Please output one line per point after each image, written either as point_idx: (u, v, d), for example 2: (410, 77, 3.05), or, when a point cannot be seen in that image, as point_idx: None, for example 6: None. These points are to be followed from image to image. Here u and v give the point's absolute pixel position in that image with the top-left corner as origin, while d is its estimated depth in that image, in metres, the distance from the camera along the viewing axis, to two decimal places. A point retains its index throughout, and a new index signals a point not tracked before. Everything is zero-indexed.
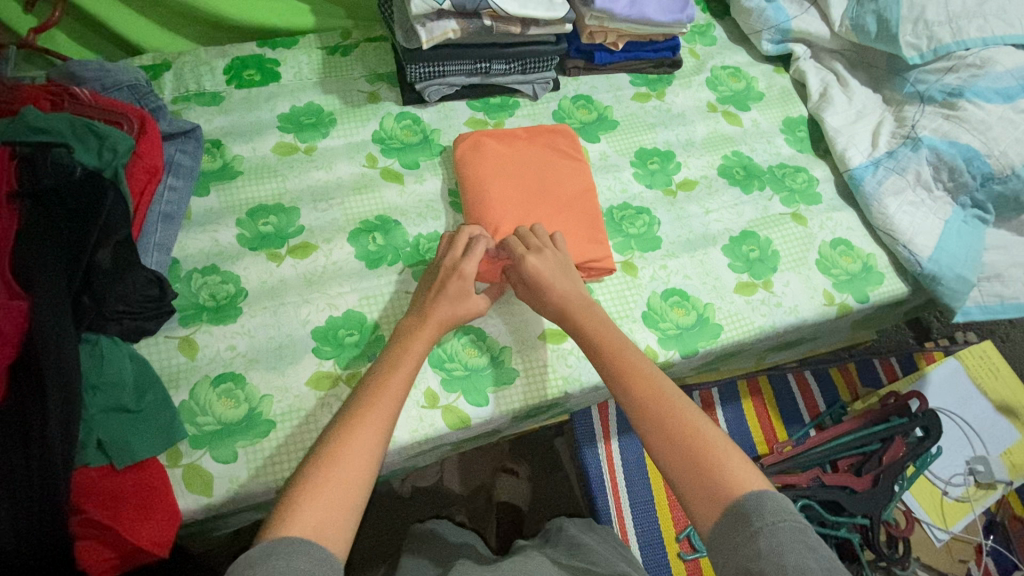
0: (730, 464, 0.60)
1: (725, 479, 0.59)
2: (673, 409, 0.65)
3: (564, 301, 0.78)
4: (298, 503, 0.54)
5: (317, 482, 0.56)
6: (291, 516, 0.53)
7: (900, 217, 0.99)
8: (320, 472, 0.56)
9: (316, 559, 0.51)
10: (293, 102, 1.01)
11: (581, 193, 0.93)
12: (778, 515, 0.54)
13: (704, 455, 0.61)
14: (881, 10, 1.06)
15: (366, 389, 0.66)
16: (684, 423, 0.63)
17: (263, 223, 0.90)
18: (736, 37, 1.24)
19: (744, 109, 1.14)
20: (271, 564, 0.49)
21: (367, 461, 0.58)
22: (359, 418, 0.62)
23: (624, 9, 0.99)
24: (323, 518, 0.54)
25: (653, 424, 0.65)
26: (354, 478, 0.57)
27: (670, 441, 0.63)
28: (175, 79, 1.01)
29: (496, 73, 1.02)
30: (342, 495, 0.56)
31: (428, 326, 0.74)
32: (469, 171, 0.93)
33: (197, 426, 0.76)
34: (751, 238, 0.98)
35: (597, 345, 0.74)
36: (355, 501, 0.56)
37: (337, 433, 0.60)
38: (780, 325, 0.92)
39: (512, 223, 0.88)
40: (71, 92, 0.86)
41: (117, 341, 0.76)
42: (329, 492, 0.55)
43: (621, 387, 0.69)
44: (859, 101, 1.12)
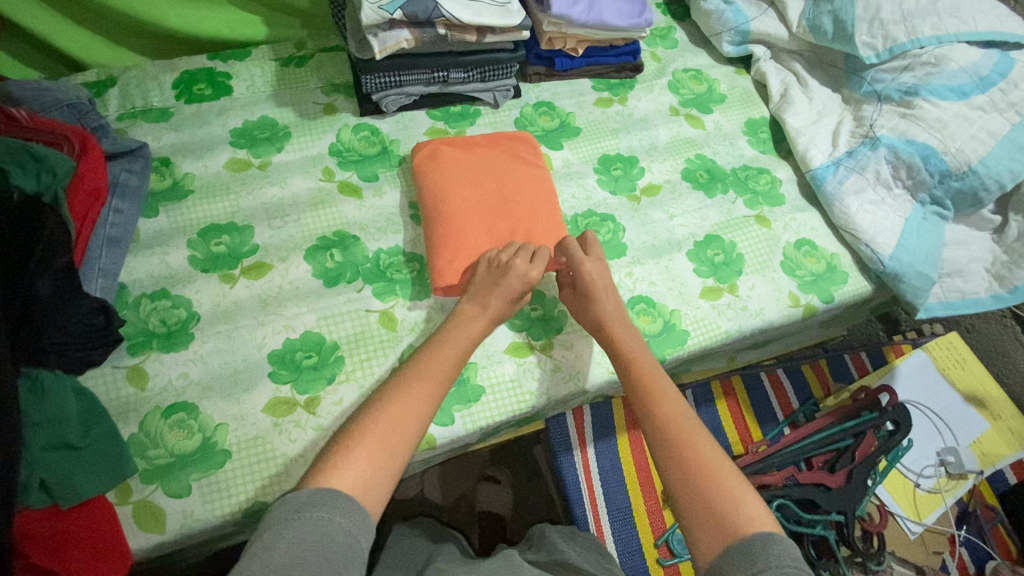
0: (740, 500, 0.61)
1: (733, 516, 0.59)
2: (691, 437, 0.66)
3: (605, 319, 0.80)
4: (346, 459, 0.60)
5: (361, 444, 0.61)
6: (336, 468, 0.59)
7: (861, 216, 0.99)
8: (362, 434, 0.62)
9: (351, 518, 0.56)
10: (245, 116, 0.98)
11: (544, 201, 0.92)
12: (783, 559, 0.55)
13: (715, 487, 0.62)
14: (836, 10, 1.07)
15: (415, 364, 0.70)
16: (695, 451, 0.65)
17: (215, 243, 0.87)
18: (698, 39, 1.24)
19: (706, 112, 1.13)
20: (313, 514, 0.55)
21: (409, 427, 0.64)
22: (406, 389, 0.67)
23: (581, 14, 0.98)
24: (365, 478, 0.59)
25: (670, 449, 0.66)
26: (399, 446, 0.62)
27: (684, 469, 0.64)
28: (121, 95, 0.97)
29: (454, 81, 1.00)
30: (383, 462, 0.61)
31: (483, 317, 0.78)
32: (428, 179, 0.91)
33: (148, 460, 0.73)
34: (715, 242, 0.98)
35: (627, 366, 0.76)
36: (392, 464, 0.61)
37: (390, 402, 0.65)
38: (747, 328, 0.92)
39: (467, 236, 0.86)
40: (5, 113, 0.81)
41: (61, 375, 0.72)
42: (367, 454, 0.60)
43: (646, 408, 0.71)
44: (819, 102, 1.12)
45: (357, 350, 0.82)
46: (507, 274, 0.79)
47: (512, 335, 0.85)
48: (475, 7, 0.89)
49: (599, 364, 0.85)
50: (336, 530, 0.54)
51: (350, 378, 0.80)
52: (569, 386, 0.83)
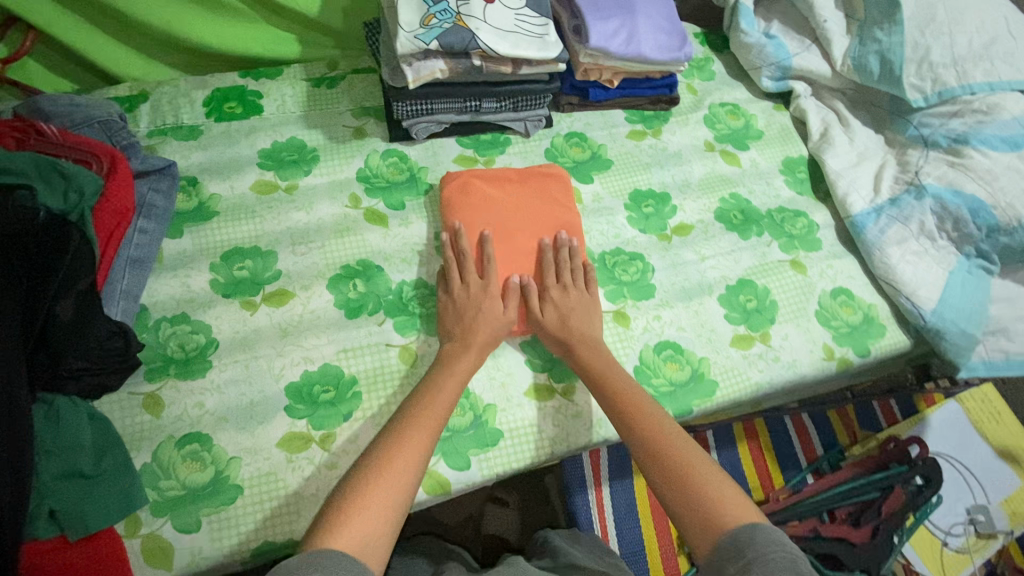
0: (725, 500, 0.60)
1: (718, 514, 0.59)
2: (673, 449, 0.66)
3: (575, 341, 0.80)
4: (352, 509, 0.58)
5: (366, 494, 0.59)
6: (340, 521, 0.57)
7: (903, 267, 0.95)
8: (366, 484, 0.60)
9: (352, 570, 0.52)
10: (274, 137, 0.97)
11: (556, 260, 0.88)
12: (770, 545, 0.54)
13: (700, 490, 0.61)
14: (884, 51, 1.04)
15: (412, 409, 0.69)
16: (681, 460, 0.64)
17: (238, 267, 0.86)
18: (736, 71, 1.21)
19: (742, 148, 1.10)
20: (331, 569, 0.51)
21: (410, 474, 0.62)
22: (405, 437, 0.65)
23: (620, 47, 0.95)
24: (367, 529, 0.57)
25: (655, 461, 0.65)
26: (399, 493, 0.60)
27: (669, 478, 0.63)
28: (152, 111, 0.96)
29: (487, 110, 0.98)
30: (381, 517, 0.58)
31: (472, 341, 0.78)
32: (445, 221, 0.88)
33: (158, 492, 0.71)
34: (748, 287, 0.95)
35: (605, 388, 0.75)
36: (394, 512, 0.59)
37: (384, 450, 0.63)
38: (778, 381, 0.88)
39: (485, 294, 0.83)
40: (36, 129, 0.81)
41: (76, 401, 0.72)
42: (372, 506, 0.58)
43: (626, 429, 0.70)
44: (861, 143, 1.09)
45: (374, 387, 0.80)
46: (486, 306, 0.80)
47: (533, 377, 0.83)
48: (512, 39, 0.87)
49: None
50: None
51: (366, 416, 0.78)
52: (591, 434, 0.80)
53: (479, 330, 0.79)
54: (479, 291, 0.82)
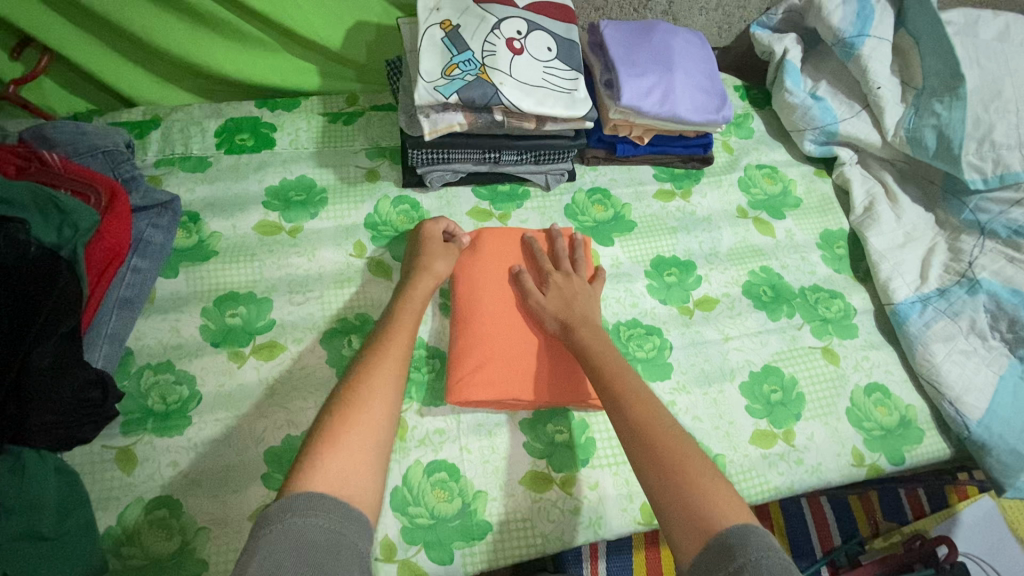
0: (714, 492, 0.53)
1: (706, 509, 0.52)
2: (660, 433, 0.59)
3: (575, 319, 0.77)
4: (327, 453, 0.55)
5: (339, 439, 0.56)
6: (315, 464, 0.53)
7: (948, 368, 0.87)
8: (338, 429, 0.57)
9: (334, 517, 0.49)
10: (283, 174, 0.93)
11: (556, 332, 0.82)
12: (763, 551, 0.47)
13: (685, 479, 0.54)
14: (943, 126, 0.96)
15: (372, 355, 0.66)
16: (671, 443, 0.58)
17: (230, 314, 0.81)
18: (776, 131, 1.14)
19: (778, 217, 1.03)
20: (287, 521, 0.48)
21: (383, 416, 0.60)
22: (372, 375, 0.63)
23: (653, 106, 0.89)
24: (345, 470, 0.54)
25: (641, 445, 0.59)
26: (374, 430, 0.58)
27: (654, 466, 0.56)
28: (162, 139, 0.93)
29: (506, 162, 0.93)
30: (366, 449, 0.57)
31: (425, 276, 0.80)
32: (435, 248, 0.84)
33: (121, 559, 0.67)
34: (773, 375, 0.87)
35: (599, 365, 0.70)
36: (372, 451, 0.57)
37: (354, 391, 0.61)
38: (799, 486, 0.80)
39: (497, 364, 0.78)
40: (39, 157, 0.79)
41: (43, 454, 0.68)
42: (350, 450, 0.55)
43: (614, 409, 0.64)
44: (908, 222, 1.01)
45: None
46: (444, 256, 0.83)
47: (530, 464, 0.76)
48: (537, 94, 0.82)
49: (624, 510, 0.75)
50: (314, 530, 0.48)
51: None
52: (587, 533, 0.74)
53: (433, 271, 0.81)
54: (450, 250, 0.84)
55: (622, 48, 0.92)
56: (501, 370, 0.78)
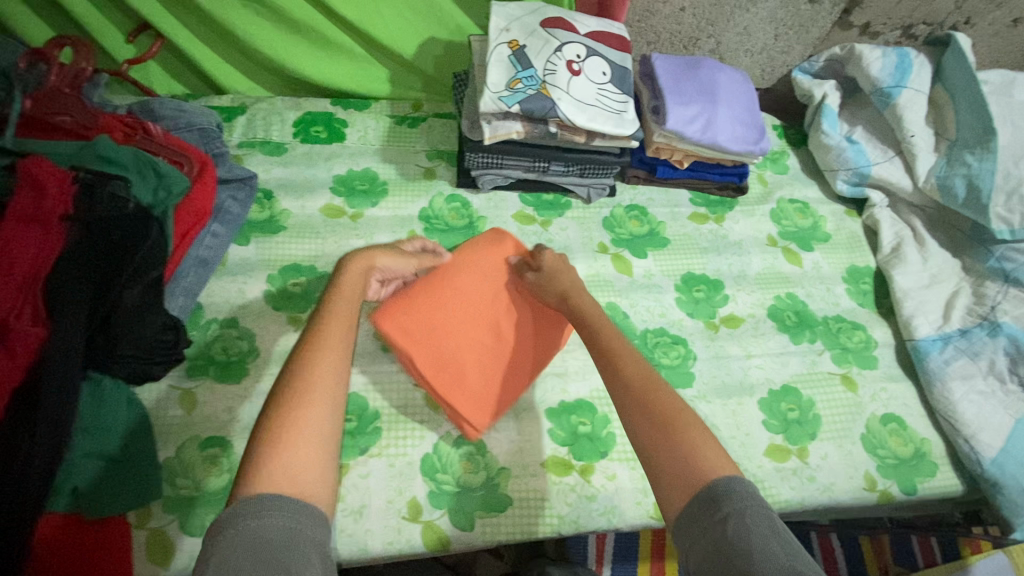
0: (704, 448, 0.55)
1: (699, 464, 0.54)
2: (659, 393, 0.60)
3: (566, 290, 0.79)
4: (270, 455, 0.51)
5: (283, 440, 0.52)
6: (259, 467, 0.50)
7: (965, 406, 0.89)
8: (279, 427, 0.53)
9: (288, 514, 0.47)
10: (351, 165, 1.02)
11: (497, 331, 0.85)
12: (746, 498, 0.50)
13: (680, 439, 0.56)
14: (972, 176, 1.01)
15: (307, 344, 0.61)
16: (664, 401, 0.59)
17: (292, 283, 0.90)
18: (810, 170, 1.19)
19: (806, 249, 1.07)
20: (242, 524, 0.46)
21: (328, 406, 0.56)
22: (313, 364, 0.58)
23: (695, 133, 0.96)
24: (295, 469, 0.51)
25: (639, 407, 0.59)
26: (317, 425, 0.54)
27: (650, 425, 0.58)
28: (247, 124, 1.04)
29: (554, 172, 1.01)
30: (311, 443, 0.53)
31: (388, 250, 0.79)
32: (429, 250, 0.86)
33: (174, 488, 0.74)
34: (791, 396, 0.90)
35: (591, 324, 0.72)
36: (322, 443, 0.54)
37: (293, 381, 0.57)
38: (810, 503, 0.83)
39: (435, 346, 0.81)
40: (144, 127, 0.90)
41: (120, 385, 0.76)
42: (297, 449, 0.52)
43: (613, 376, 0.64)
44: (934, 264, 1.04)
45: (396, 426, 0.80)
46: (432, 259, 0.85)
47: (552, 449, 0.81)
48: (590, 112, 0.89)
49: (638, 503, 0.79)
50: (268, 531, 0.46)
51: (381, 454, 0.78)
52: (602, 521, 0.77)
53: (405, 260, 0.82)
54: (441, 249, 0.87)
55: (670, 78, 1.00)
56: (428, 351, 0.81)
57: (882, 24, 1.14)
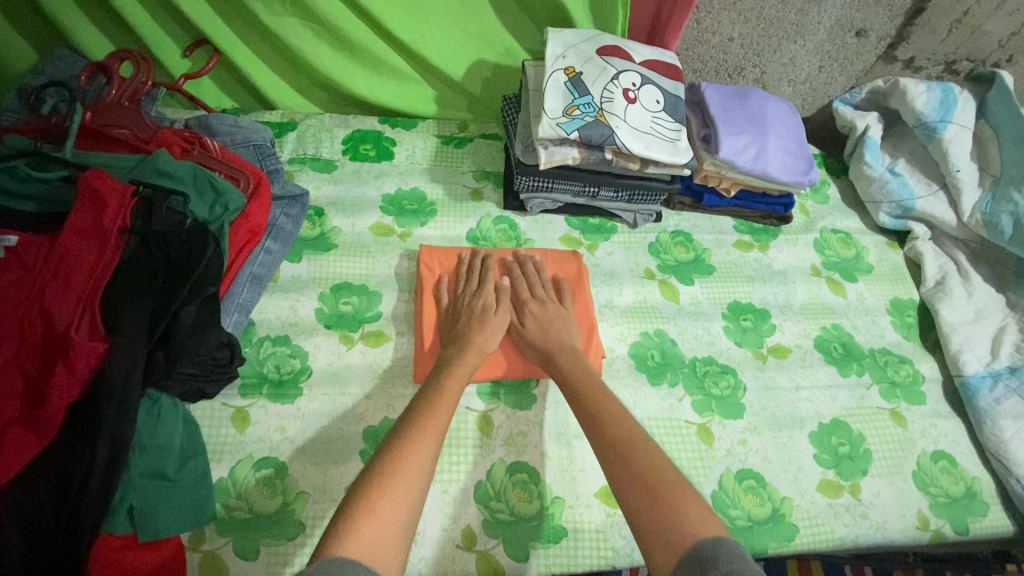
0: (687, 511, 0.55)
1: (682, 529, 0.53)
2: (641, 455, 0.62)
3: (557, 347, 0.82)
4: (360, 520, 0.52)
5: (376, 510, 0.53)
6: (347, 531, 0.51)
7: (1016, 445, 0.89)
8: (376, 497, 0.54)
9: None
10: (399, 184, 1.03)
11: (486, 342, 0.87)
12: (732, 560, 0.49)
13: (666, 501, 0.56)
14: (1020, 213, 1.01)
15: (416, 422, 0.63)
16: (649, 463, 0.61)
17: (343, 302, 0.90)
18: (851, 200, 1.20)
19: (850, 280, 1.07)
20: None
21: (418, 479, 0.58)
22: (414, 438, 0.61)
23: (746, 163, 0.97)
24: (376, 538, 0.51)
25: (628, 473, 0.60)
26: (408, 499, 0.55)
27: (635, 488, 0.59)
28: (298, 141, 1.05)
29: (602, 198, 1.01)
30: (397, 518, 0.54)
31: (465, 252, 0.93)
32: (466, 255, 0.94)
33: (228, 510, 0.73)
34: (842, 430, 0.90)
35: (578, 386, 0.75)
36: (405, 519, 0.54)
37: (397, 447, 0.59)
38: (863, 541, 0.82)
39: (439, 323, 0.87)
40: (202, 142, 0.91)
41: (177, 402, 0.75)
42: (386, 518, 0.53)
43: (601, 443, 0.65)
44: (980, 299, 1.04)
45: (447, 450, 0.80)
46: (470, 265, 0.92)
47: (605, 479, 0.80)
48: (646, 140, 0.90)
49: None
50: None
51: (434, 479, 0.77)
52: None
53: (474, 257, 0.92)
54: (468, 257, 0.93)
55: (721, 108, 1.00)
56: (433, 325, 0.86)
57: (927, 59, 1.15)
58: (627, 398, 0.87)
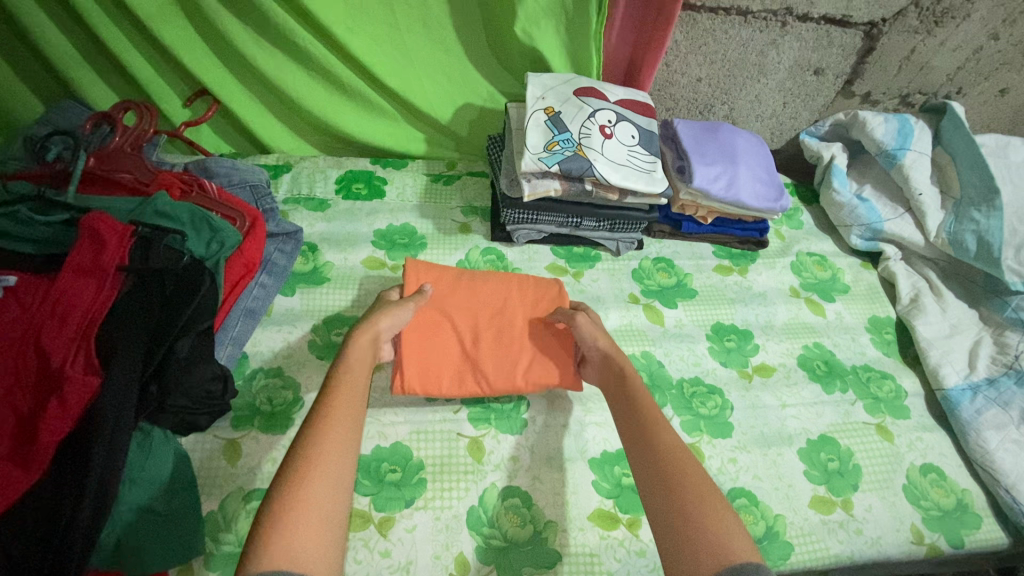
0: (728, 528, 0.54)
1: (723, 543, 0.53)
2: (687, 465, 0.61)
3: (611, 349, 0.82)
4: (282, 530, 0.50)
5: (293, 519, 0.51)
6: (263, 546, 0.49)
7: (1001, 455, 0.90)
8: (288, 506, 0.52)
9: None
10: (390, 220, 1.07)
11: (472, 359, 0.87)
12: None
13: (704, 515, 0.56)
14: (982, 232, 1.07)
15: (322, 421, 0.62)
16: (686, 475, 0.60)
17: (336, 333, 0.92)
18: (824, 225, 1.25)
19: (828, 300, 1.11)
20: None
21: (337, 476, 0.57)
22: (326, 432, 0.60)
23: (719, 191, 1.02)
24: (302, 542, 0.50)
25: (665, 480, 0.60)
26: (326, 498, 0.55)
27: (673, 500, 0.58)
28: (292, 182, 1.09)
29: (585, 227, 1.06)
30: (320, 518, 0.53)
31: (453, 275, 0.95)
32: (458, 276, 0.95)
33: (217, 543, 0.73)
34: (830, 446, 0.91)
35: (629, 388, 0.75)
36: (328, 521, 0.54)
37: (307, 443, 0.59)
38: (859, 557, 0.81)
39: (424, 342, 0.86)
40: (200, 184, 0.96)
41: (168, 435, 0.76)
42: (309, 521, 0.52)
43: (643, 452, 0.65)
44: (953, 314, 1.08)
45: (440, 477, 0.80)
46: (463, 285, 0.94)
47: (598, 501, 0.80)
48: (623, 172, 0.95)
49: None
50: None
51: (427, 507, 0.77)
52: None
53: (461, 279, 0.95)
54: (467, 277, 0.95)
55: (693, 141, 1.06)
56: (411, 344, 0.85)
57: (882, 93, 1.24)
58: None
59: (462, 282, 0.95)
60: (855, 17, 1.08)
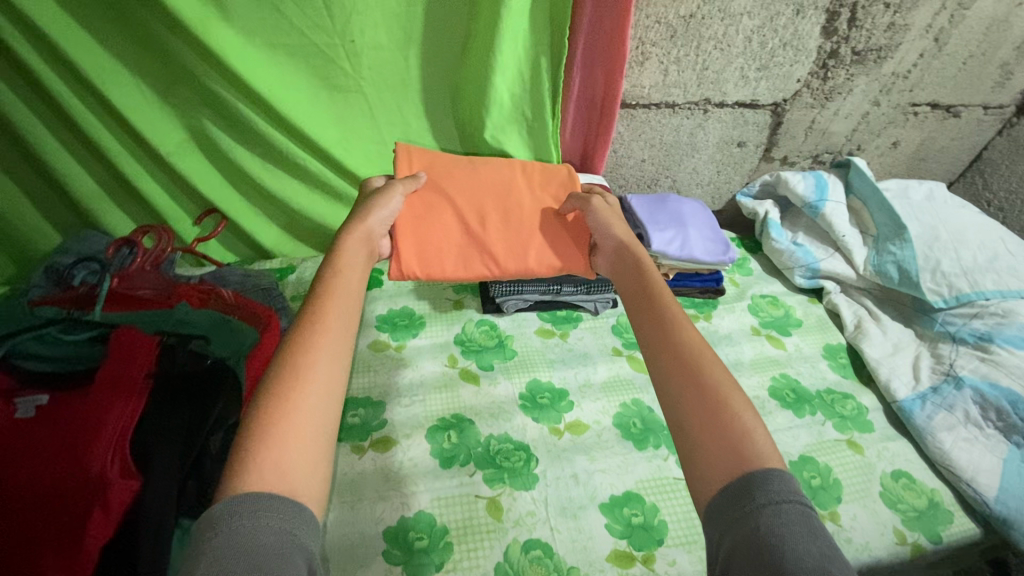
0: (752, 437, 0.54)
1: (747, 453, 0.52)
2: (707, 363, 0.60)
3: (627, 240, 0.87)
4: (264, 446, 0.51)
5: (277, 432, 0.52)
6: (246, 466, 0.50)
7: (957, 453, 1.01)
8: (269, 424, 0.52)
9: (286, 515, 0.47)
10: (390, 305, 1.18)
11: (476, 244, 1.05)
12: (783, 493, 0.48)
13: (729, 425, 0.55)
14: (900, 261, 1.25)
15: (302, 337, 0.60)
16: (709, 383, 0.58)
17: (351, 415, 0.99)
18: (771, 269, 1.43)
19: (786, 334, 1.25)
20: (234, 524, 0.45)
21: (327, 392, 0.57)
22: (313, 345, 0.59)
23: (675, 251, 1.18)
24: (293, 460, 0.51)
25: (685, 382, 0.59)
26: (312, 417, 0.54)
27: (696, 409, 0.57)
28: (297, 280, 1.22)
29: (565, 293, 1.19)
30: (310, 437, 0.53)
31: (454, 164, 1.09)
32: (459, 168, 1.09)
33: None
34: (811, 464, 1.01)
35: (644, 286, 0.73)
36: (315, 440, 0.54)
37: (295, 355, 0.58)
38: (853, 564, 0.89)
39: (429, 229, 1.02)
40: (217, 292, 1.05)
41: None
42: (296, 440, 0.52)
43: (665, 362, 0.62)
44: (893, 335, 1.24)
45: (465, 539, 0.85)
46: (469, 178, 1.09)
47: (613, 542, 0.87)
48: None
49: None
50: (262, 529, 0.46)
51: (456, 568, 0.82)
52: None
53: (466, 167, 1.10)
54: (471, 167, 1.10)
55: (646, 211, 1.23)
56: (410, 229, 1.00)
57: (797, 155, 1.47)
58: (619, 465, 0.97)
59: (464, 169, 1.09)
60: (761, 100, 1.31)
